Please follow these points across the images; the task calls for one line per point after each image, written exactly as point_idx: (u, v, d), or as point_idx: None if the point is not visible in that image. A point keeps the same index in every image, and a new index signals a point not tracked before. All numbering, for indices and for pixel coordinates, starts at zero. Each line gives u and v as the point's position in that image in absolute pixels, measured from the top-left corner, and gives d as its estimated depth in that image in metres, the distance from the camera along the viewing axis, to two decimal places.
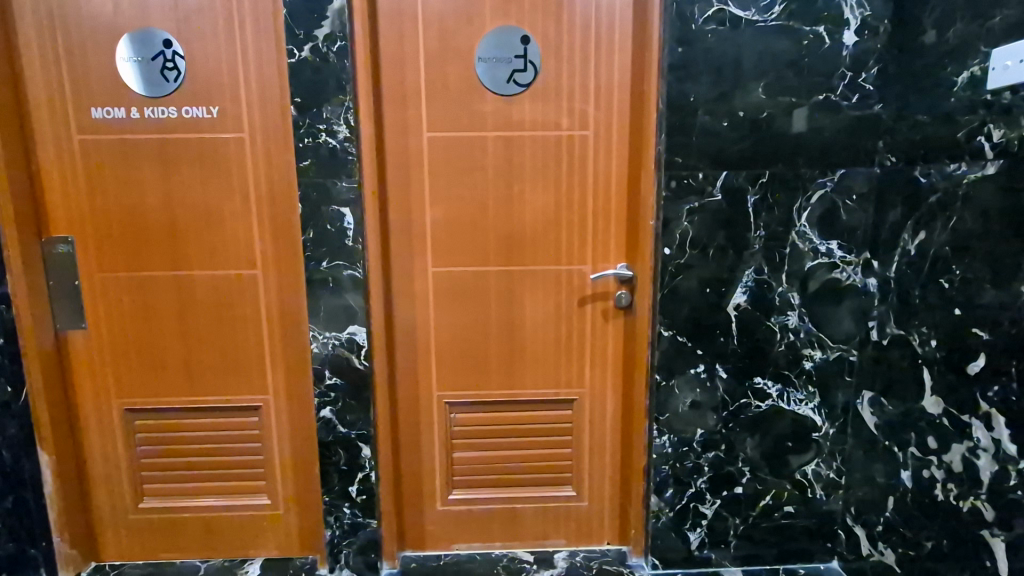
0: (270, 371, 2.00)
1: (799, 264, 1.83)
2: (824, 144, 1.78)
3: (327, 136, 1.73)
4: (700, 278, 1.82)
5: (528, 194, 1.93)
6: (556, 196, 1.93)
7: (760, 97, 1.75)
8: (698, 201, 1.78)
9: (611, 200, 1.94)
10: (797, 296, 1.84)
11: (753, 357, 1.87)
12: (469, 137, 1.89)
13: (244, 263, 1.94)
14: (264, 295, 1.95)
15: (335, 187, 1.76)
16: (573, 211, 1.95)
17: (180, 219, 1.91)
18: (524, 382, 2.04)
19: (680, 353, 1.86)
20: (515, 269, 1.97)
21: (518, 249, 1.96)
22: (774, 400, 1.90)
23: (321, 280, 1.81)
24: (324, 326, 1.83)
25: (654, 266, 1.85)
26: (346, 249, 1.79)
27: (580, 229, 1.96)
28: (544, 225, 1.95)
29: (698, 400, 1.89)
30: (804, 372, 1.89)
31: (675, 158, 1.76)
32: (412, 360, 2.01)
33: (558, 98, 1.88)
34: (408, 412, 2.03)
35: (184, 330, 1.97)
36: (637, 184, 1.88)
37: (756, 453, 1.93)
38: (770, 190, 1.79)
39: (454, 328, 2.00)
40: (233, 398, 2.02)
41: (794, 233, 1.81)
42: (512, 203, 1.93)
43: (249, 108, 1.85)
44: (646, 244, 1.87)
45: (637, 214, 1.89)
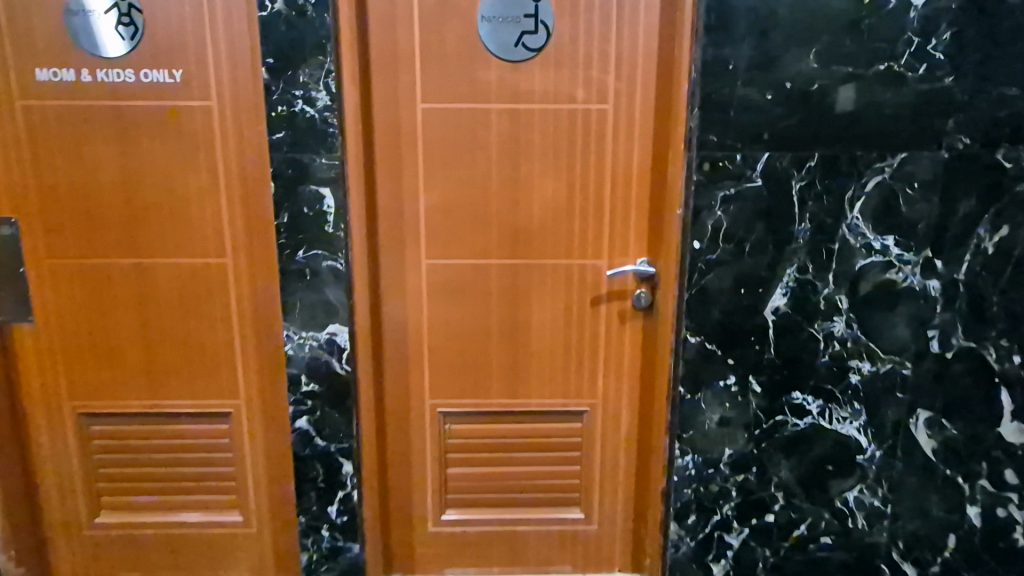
0: (241, 375, 1.77)
1: (848, 263, 1.58)
2: (884, 122, 1.52)
3: (304, 104, 1.49)
4: (733, 276, 1.58)
5: (536, 178, 1.68)
6: (569, 180, 1.69)
7: (811, 66, 1.49)
8: (734, 186, 1.54)
9: (632, 185, 1.69)
10: (845, 299, 1.60)
11: (793, 368, 1.63)
12: (470, 110, 1.64)
13: (212, 250, 1.70)
14: (234, 287, 1.71)
15: (313, 165, 1.52)
16: (588, 197, 1.70)
17: (139, 200, 1.68)
18: (528, 390, 1.80)
19: (708, 363, 1.63)
20: (520, 263, 1.73)
21: (524, 241, 1.72)
22: (814, 418, 1.67)
23: (297, 271, 1.57)
24: (300, 325, 1.60)
25: (681, 263, 1.60)
26: (326, 236, 1.56)
27: (595, 218, 1.71)
28: (554, 213, 1.70)
29: (727, 417, 1.66)
30: (850, 387, 1.65)
31: (709, 136, 1.51)
32: (402, 364, 1.77)
33: (573, 65, 1.62)
34: (397, 422, 1.80)
35: (144, 328, 1.75)
36: (663, 167, 1.62)
37: (790, 478, 1.70)
38: (819, 175, 1.54)
39: (450, 328, 1.76)
40: (199, 403, 1.79)
41: (844, 226, 1.56)
42: (517, 186, 1.69)
43: (216, 73, 1.60)
44: (671, 237, 1.62)
45: (661, 202, 1.64)
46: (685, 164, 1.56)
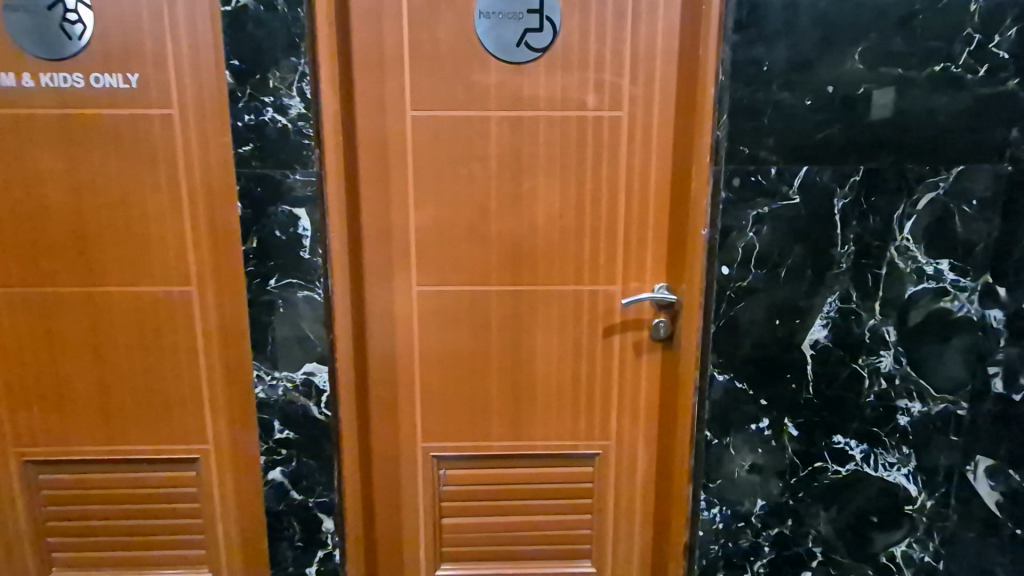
0: (209, 418, 1.57)
1: (897, 290, 1.39)
2: (940, 131, 1.33)
3: (275, 112, 1.29)
4: (767, 306, 1.39)
5: (541, 193, 1.49)
6: (578, 196, 1.50)
7: (855, 67, 1.30)
8: (768, 204, 1.35)
9: (648, 202, 1.50)
10: (894, 331, 1.41)
11: (834, 409, 1.44)
12: (466, 118, 1.45)
13: (174, 277, 1.50)
14: (201, 319, 1.52)
15: (286, 182, 1.32)
16: (600, 215, 1.51)
17: (91, 221, 1.48)
18: (533, 431, 1.61)
19: (738, 403, 1.44)
20: (523, 289, 1.54)
21: (527, 265, 1.53)
22: (857, 465, 1.47)
23: (268, 303, 1.37)
24: (272, 364, 1.39)
25: (706, 291, 1.41)
26: (301, 264, 1.35)
27: (608, 239, 1.52)
28: (562, 234, 1.51)
29: (759, 464, 1.47)
30: (898, 430, 1.45)
31: (739, 147, 1.33)
32: (391, 404, 1.57)
33: (583, 66, 1.43)
34: (386, 468, 1.60)
35: (98, 366, 1.54)
36: (683, 182, 1.43)
37: (830, 531, 1.50)
38: (865, 191, 1.35)
39: (444, 363, 1.57)
40: (162, 449, 1.59)
41: (893, 249, 1.37)
42: (520, 203, 1.50)
43: (178, 77, 1.41)
44: (694, 260, 1.42)
45: (682, 221, 1.44)
46: (711, 179, 1.37)
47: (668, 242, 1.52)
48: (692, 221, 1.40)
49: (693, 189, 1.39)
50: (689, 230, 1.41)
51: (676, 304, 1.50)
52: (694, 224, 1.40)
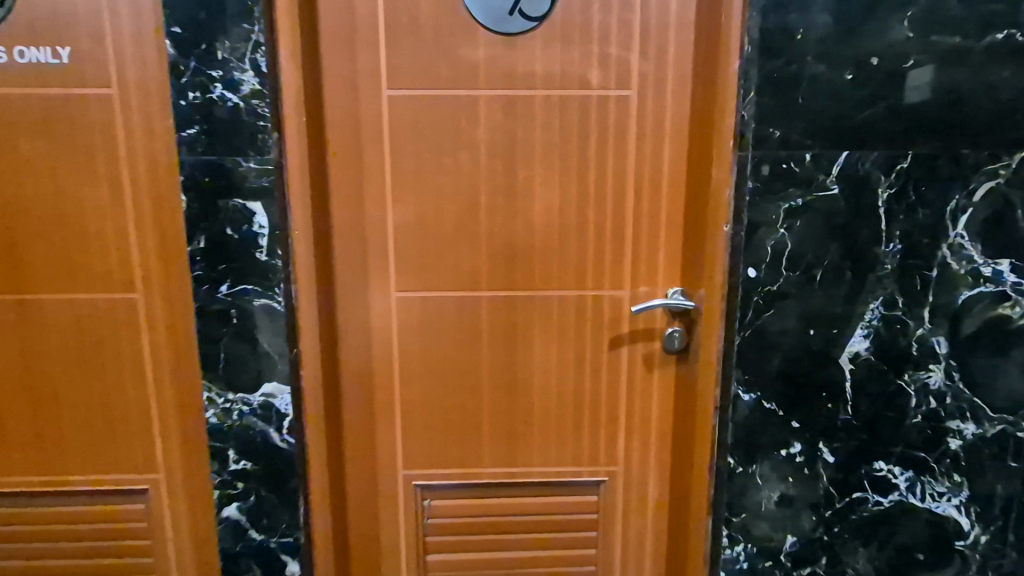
0: (159, 444, 1.37)
1: (948, 295, 1.20)
2: (1001, 110, 1.14)
3: (224, 89, 1.10)
4: (799, 314, 1.21)
5: (537, 185, 1.30)
6: (581, 188, 1.31)
7: (903, 35, 1.12)
8: (801, 196, 1.16)
9: (661, 195, 1.32)
10: (944, 342, 1.22)
11: (875, 432, 1.25)
12: (451, 99, 1.26)
13: (116, 283, 1.31)
14: (148, 331, 1.32)
15: (238, 171, 1.12)
16: (605, 211, 1.32)
17: (18, 219, 1.28)
18: (529, 457, 1.41)
19: (765, 426, 1.25)
20: (518, 295, 1.35)
21: (523, 267, 1.34)
22: (901, 495, 1.28)
23: (220, 314, 1.17)
24: (225, 385, 1.19)
25: (729, 297, 1.22)
26: (258, 267, 1.16)
27: (615, 237, 1.33)
28: (562, 232, 1.32)
29: (789, 495, 1.28)
30: (948, 455, 1.26)
31: (768, 130, 1.15)
32: (367, 425, 1.38)
33: (585, 38, 1.24)
34: (363, 498, 1.41)
35: (31, 385, 1.34)
36: (701, 170, 1.25)
37: (869, 571, 1.31)
38: (913, 181, 1.16)
39: (428, 379, 1.37)
40: (106, 479, 1.39)
41: (945, 247, 1.18)
42: (514, 197, 1.31)
43: (116, 50, 1.21)
44: (715, 261, 1.22)
45: (700, 216, 1.25)
46: (735, 166, 1.18)
47: (684, 241, 1.33)
48: (713, 215, 1.22)
49: (713, 178, 1.20)
50: (709, 225, 1.22)
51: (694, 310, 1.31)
52: (715, 219, 1.21)
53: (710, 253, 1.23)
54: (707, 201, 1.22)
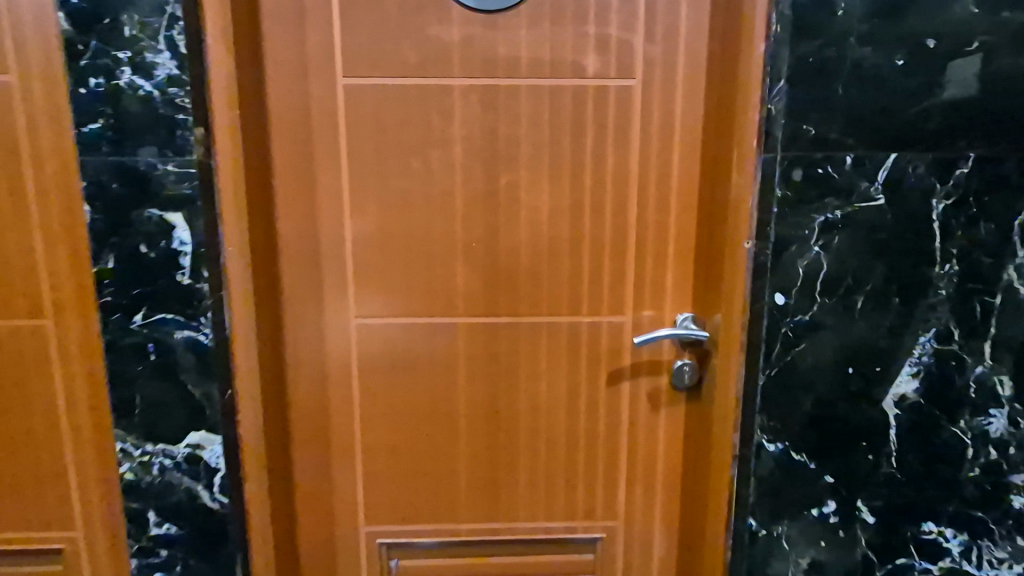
0: (77, 496, 1.16)
1: (1016, 326, 0.99)
2: None
3: (134, 75, 0.89)
4: (835, 348, 1.01)
5: (523, 193, 1.10)
6: (574, 196, 1.10)
7: (967, 11, 0.91)
8: (839, 208, 0.96)
9: (669, 205, 1.11)
10: (1009, 382, 1.01)
11: (924, 488, 1.05)
12: (418, 89, 1.05)
13: (22, 307, 1.10)
14: (59, 365, 1.11)
15: (153, 175, 0.92)
16: (604, 223, 1.11)
17: None
18: (514, 509, 1.21)
19: (793, 480, 1.05)
20: (501, 321, 1.14)
21: (507, 289, 1.13)
22: (954, 562, 1.07)
23: (134, 349, 0.96)
24: (143, 435, 0.99)
25: (751, 328, 1.02)
26: (180, 292, 0.95)
27: (615, 254, 1.13)
28: (553, 247, 1.12)
29: (821, 561, 1.08)
30: (1011, 516, 1.05)
31: (799, 128, 0.95)
32: (324, 474, 1.17)
33: (580, 17, 1.04)
34: (320, 557, 1.21)
35: None
36: (718, 176, 1.04)
37: None
38: (975, 189, 0.96)
39: (394, 420, 1.17)
40: (15, 538, 1.18)
41: (1013, 269, 0.98)
42: (495, 206, 1.10)
43: (14, 28, 1.00)
44: (735, 285, 1.02)
45: (716, 230, 1.05)
46: (759, 171, 0.97)
47: (697, 258, 1.13)
48: (731, 231, 1.01)
49: (732, 186, 0.99)
50: (727, 242, 1.02)
51: (707, 342, 1.10)
52: (734, 235, 1.01)
53: (728, 275, 1.02)
54: (725, 213, 1.02)
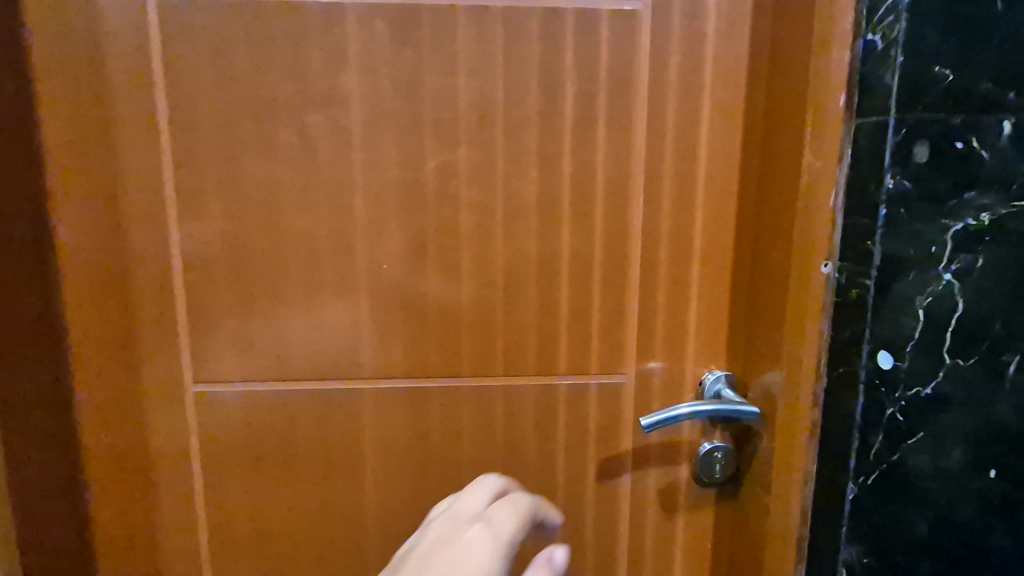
0: None
1: None
2: None
3: None
4: (973, 440, 0.61)
5: (464, 185, 0.69)
6: (546, 190, 0.70)
7: None
8: (986, 210, 0.57)
9: (694, 206, 0.71)
10: None
11: None
12: (286, 11, 0.64)
13: None
14: None
15: None
16: (592, 234, 0.71)
17: None
18: None
19: None
20: (431, 386, 0.73)
21: (439, 337, 0.72)
22: None
23: None
24: None
25: (831, 407, 0.62)
26: None
27: (609, 282, 0.73)
28: (512, 272, 0.71)
29: None
30: None
31: (921, 72, 0.56)
32: None
33: None
34: None
35: None
36: (774, 158, 0.65)
37: None
38: None
39: (267, 541, 0.74)
40: None
41: None
42: (419, 206, 0.69)
43: None
44: (806, 339, 0.61)
45: (772, 247, 0.66)
46: (850, 150, 0.58)
47: (737, 289, 0.73)
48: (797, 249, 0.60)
49: (800, 174, 0.59)
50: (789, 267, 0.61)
51: (755, 423, 0.69)
52: (804, 256, 0.60)
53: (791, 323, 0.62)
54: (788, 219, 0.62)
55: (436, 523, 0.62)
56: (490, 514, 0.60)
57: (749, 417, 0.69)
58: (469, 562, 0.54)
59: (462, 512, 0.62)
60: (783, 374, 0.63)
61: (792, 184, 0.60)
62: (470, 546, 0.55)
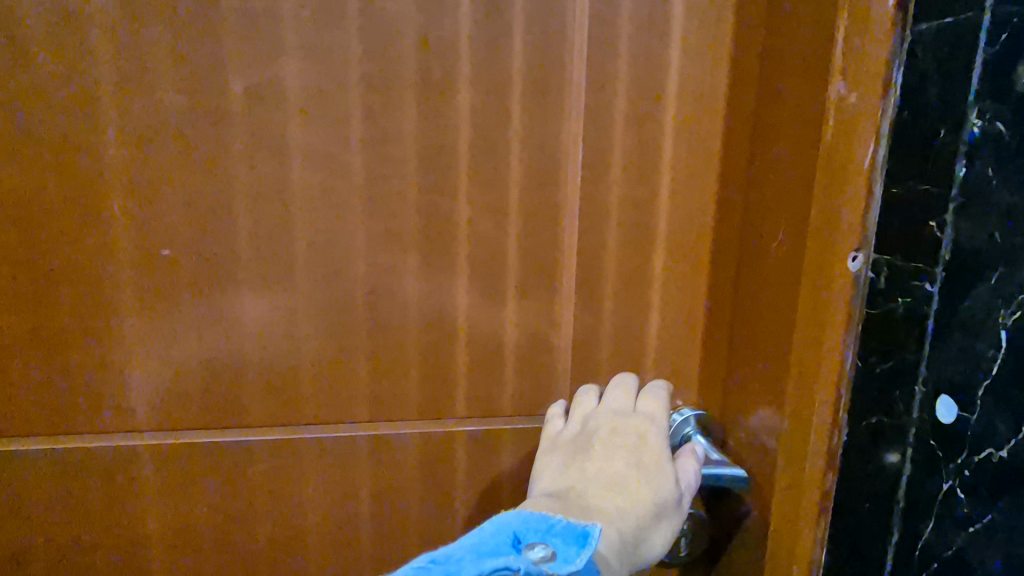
0: None
1: None
2: None
3: None
4: None
5: (298, 126, 0.44)
6: (431, 141, 0.45)
7: None
8: None
9: (658, 171, 0.48)
10: None
11: None
12: None
13: None
14: None
15: None
16: (505, 208, 0.47)
17: None
18: None
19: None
20: (264, 438, 0.49)
21: (274, 361, 0.48)
22: None
23: None
24: None
25: (851, 468, 0.44)
26: None
27: (531, 281, 0.49)
28: (383, 263, 0.47)
29: None
30: None
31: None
32: None
33: None
34: None
35: None
36: (779, 98, 0.42)
37: None
38: None
39: None
40: None
41: None
42: (228, 158, 0.44)
43: None
44: (825, 374, 0.42)
45: (771, 234, 0.43)
46: (902, 93, 0.39)
47: (716, 294, 0.50)
48: (817, 243, 0.40)
49: (825, 128, 0.38)
50: (800, 271, 0.41)
51: (739, 492, 0.47)
52: (827, 254, 0.40)
53: (803, 351, 0.42)
54: (801, 195, 0.40)
55: (586, 409, 0.49)
56: (646, 408, 0.49)
57: (735, 483, 0.47)
58: (654, 463, 0.46)
59: (620, 396, 0.50)
60: (791, 427, 0.43)
61: (807, 142, 0.40)
62: (650, 444, 0.47)
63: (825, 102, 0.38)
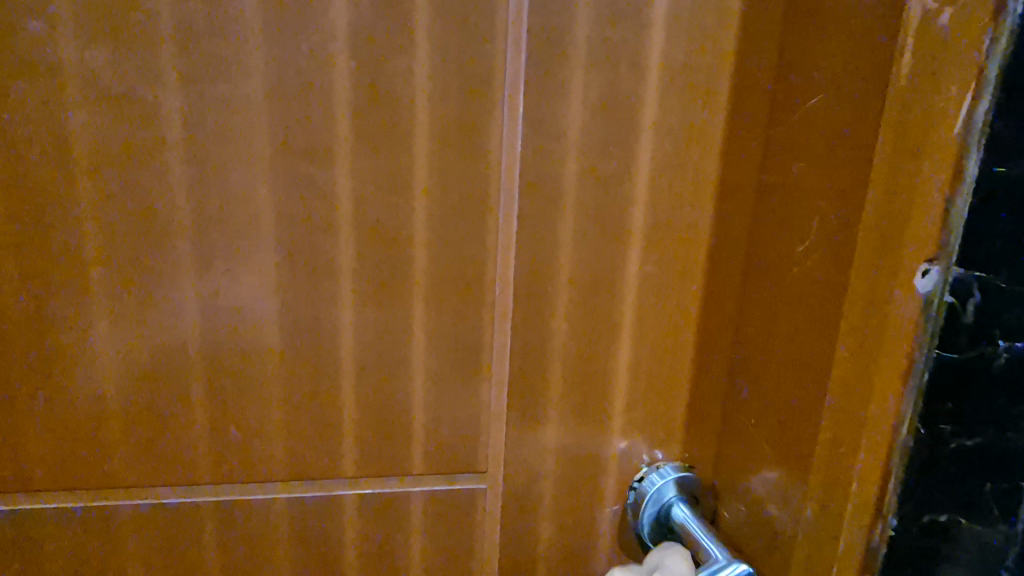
0: None
1: None
2: None
3: None
4: None
5: (80, 50, 0.29)
6: (299, 82, 0.30)
7: None
8: None
9: (634, 142, 0.33)
10: None
11: None
12: None
13: None
14: None
15: None
16: (411, 187, 0.32)
17: None
18: None
19: None
20: (58, 508, 0.34)
21: (68, 402, 0.33)
22: None
23: None
24: None
25: None
26: None
27: (448, 292, 0.34)
28: (228, 262, 0.32)
29: None
30: None
31: None
32: None
33: None
34: None
35: None
36: (832, 34, 0.28)
37: None
38: None
39: None
40: None
41: None
42: None
43: None
44: (866, 444, 0.29)
45: (807, 241, 0.30)
46: None
47: (730, 322, 0.37)
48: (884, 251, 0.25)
49: (898, 78, 0.25)
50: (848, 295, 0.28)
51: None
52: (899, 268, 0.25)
53: (845, 411, 0.28)
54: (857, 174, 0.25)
55: None
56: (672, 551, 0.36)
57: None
58: None
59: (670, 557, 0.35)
60: (816, 513, 0.30)
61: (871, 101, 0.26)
62: None
63: (899, 33, 0.25)
